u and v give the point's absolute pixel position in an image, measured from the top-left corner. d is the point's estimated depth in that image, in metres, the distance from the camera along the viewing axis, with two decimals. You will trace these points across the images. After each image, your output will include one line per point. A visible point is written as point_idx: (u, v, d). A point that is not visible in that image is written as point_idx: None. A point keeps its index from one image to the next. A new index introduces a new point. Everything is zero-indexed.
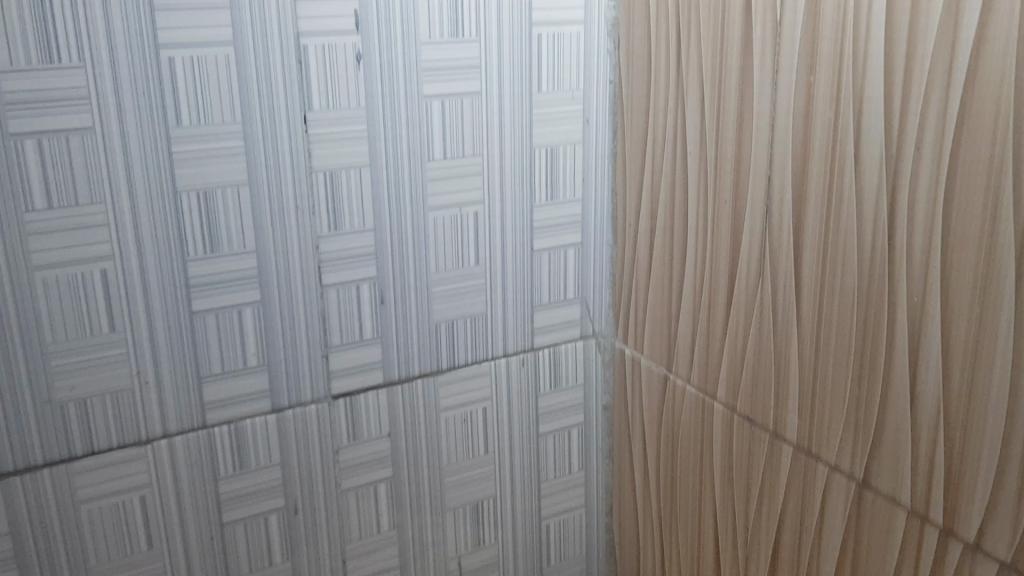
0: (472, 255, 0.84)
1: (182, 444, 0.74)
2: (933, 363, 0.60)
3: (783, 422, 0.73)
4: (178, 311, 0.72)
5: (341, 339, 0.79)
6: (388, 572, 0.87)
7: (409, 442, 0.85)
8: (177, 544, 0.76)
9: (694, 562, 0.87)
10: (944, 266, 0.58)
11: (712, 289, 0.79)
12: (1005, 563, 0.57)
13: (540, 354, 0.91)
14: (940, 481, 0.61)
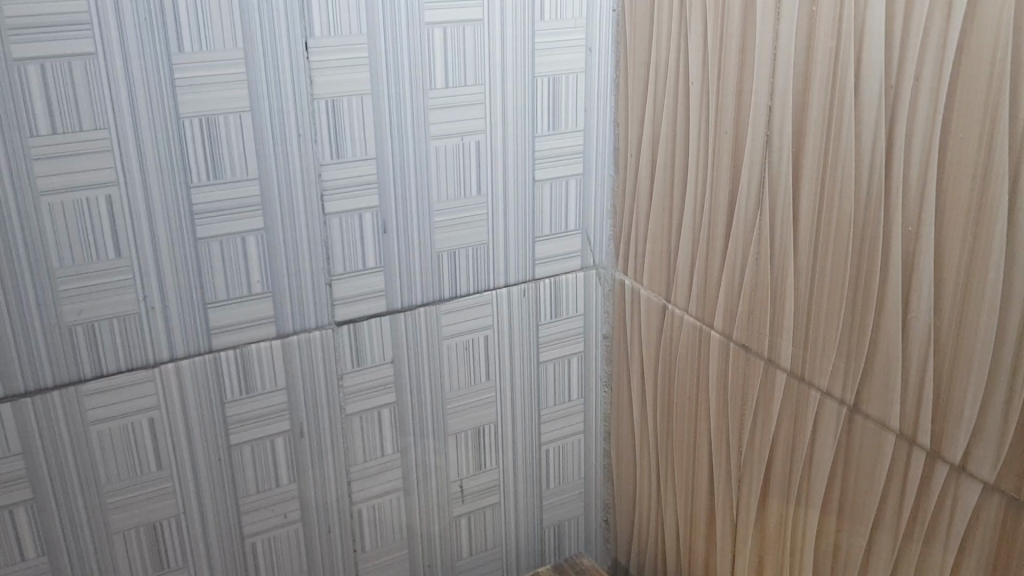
0: (473, 185, 0.85)
1: (189, 368, 0.76)
2: (926, 291, 0.61)
3: (778, 349, 0.75)
4: (183, 238, 0.73)
5: (345, 267, 0.80)
6: (391, 494, 0.90)
7: (411, 368, 0.87)
8: (186, 464, 0.79)
9: (689, 486, 0.90)
10: (939, 196, 0.58)
11: (711, 220, 0.79)
12: (989, 485, 0.59)
13: (541, 284, 0.92)
14: (929, 406, 0.62)
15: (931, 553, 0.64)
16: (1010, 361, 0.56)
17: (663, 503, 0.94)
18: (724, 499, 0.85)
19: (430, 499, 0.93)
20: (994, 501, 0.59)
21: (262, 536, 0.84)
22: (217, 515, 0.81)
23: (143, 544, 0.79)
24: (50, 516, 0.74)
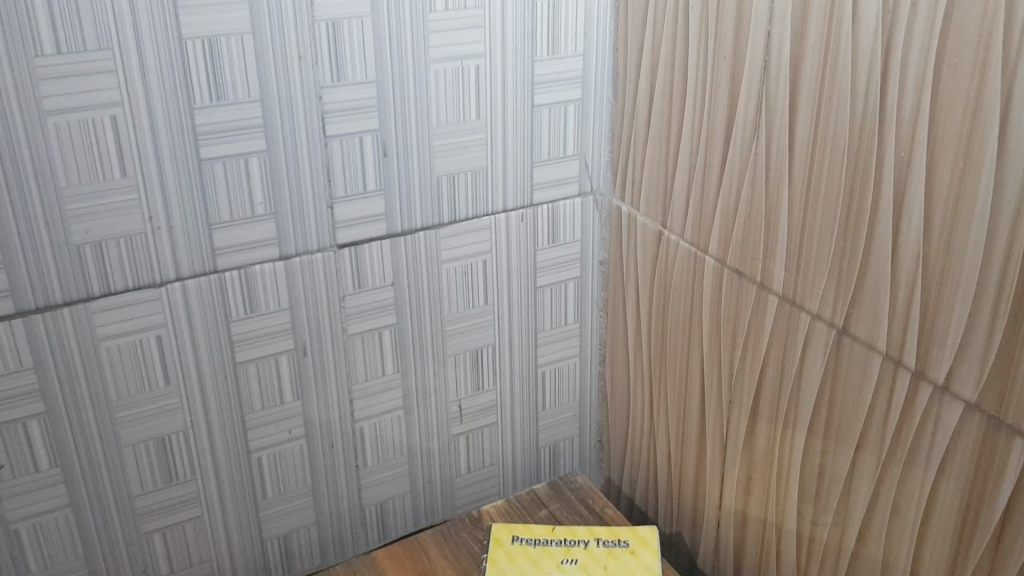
0: (473, 110, 0.85)
1: (195, 287, 0.78)
2: (916, 216, 0.62)
3: (770, 274, 0.76)
4: (187, 159, 0.74)
5: (346, 190, 0.82)
6: (392, 412, 0.93)
7: (411, 291, 0.89)
8: (193, 381, 0.81)
9: (681, 407, 0.92)
10: (932, 123, 0.59)
11: (708, 147, 0.80)
12: (969, 404, 0.61)
13: (539, 209, 0.93)
14: (915, 328, 0.64)
15: (913, 469, 0.67)
16: (995, 285, 0.58)
17: (656, 423, 0.97)
18: (714, 420, 0.88)
19: (429, 419, 0.96)
20: (974, 419, 0.61)
21: (268, 451, 0.87)
22: (224, 430, 0.84)
23: (152, 457, 0.82)
24: (62, 429, 0.77)
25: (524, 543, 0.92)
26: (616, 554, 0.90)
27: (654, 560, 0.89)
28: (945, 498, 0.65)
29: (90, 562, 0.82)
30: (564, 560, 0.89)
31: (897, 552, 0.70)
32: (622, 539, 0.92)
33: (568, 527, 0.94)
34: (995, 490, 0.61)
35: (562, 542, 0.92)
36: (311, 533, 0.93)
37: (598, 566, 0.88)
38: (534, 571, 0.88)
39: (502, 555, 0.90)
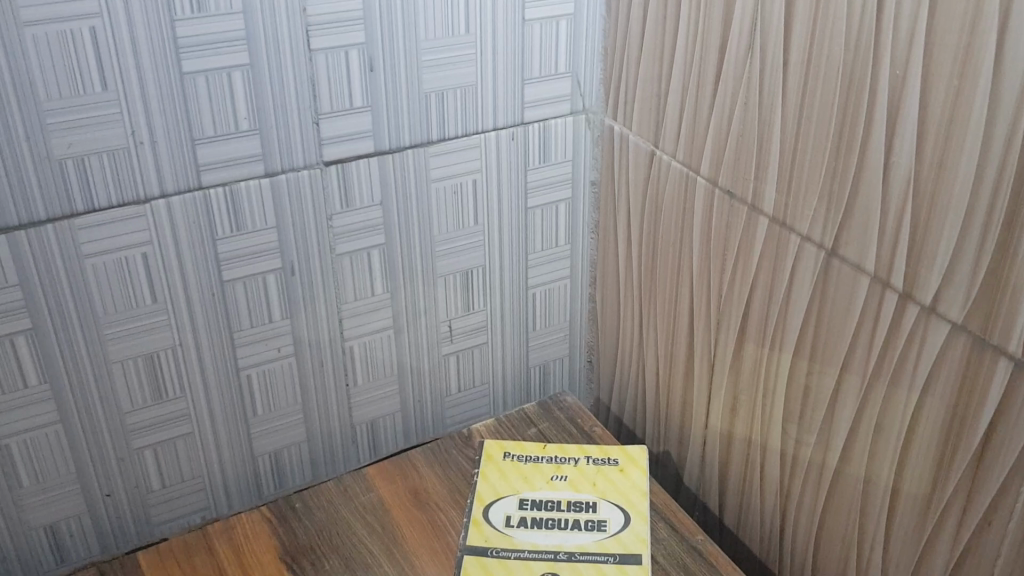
0: (462, 24, 0.83)
1: (180, 204, 0.77)
2: (909, 136, 0.61)
3: (761, 195, 0.75)
4: (168, 73, 0.72)
5: (332, 107, 0.80)
6: (382, 332, 0.93)
7: (400, 210, 0.88)
8: (180, 299, 0.81)
9: (670, 327, 0.93)
10: (928, 38, 0.58)
11: (702, 65, 0.79)
12: (956, 324, 0.61)
13: (530, 128, 0.92)
14: (903, 249, 0.63)
15: (897, 389, 0.67)
16: (985, 204, 0.57)
17: (645, 344, 0.97)
18: (703, 340, 0.88)
19: (419, 338, 0.96)
20: (960, 339, 0.61)
21: (257, 369, 0.87)
22: (212, 348, 0.84)
23: (141, 374, 0.82)
24: (50, 345, 0.77)
25: (516, 460, 0.92)
26: (604, 472, 0.90)
27: (642, 478, 0.90)
28: (928, 418, 0.65)
29: (82, 475, 0.83)
30: (554, 476, 0.90)
31: (879, 471, 0.71)
32: (611, 457, 0.92)
33: (559, 444, 0.94)
34: (977, 410, 0.61)
35: (554, 459, 0.92)
36: (302, 450, 0.94)
37: (586, 482, 0.89)
38: (524, 486, 0.89)
39: (494, 471, 0.91)
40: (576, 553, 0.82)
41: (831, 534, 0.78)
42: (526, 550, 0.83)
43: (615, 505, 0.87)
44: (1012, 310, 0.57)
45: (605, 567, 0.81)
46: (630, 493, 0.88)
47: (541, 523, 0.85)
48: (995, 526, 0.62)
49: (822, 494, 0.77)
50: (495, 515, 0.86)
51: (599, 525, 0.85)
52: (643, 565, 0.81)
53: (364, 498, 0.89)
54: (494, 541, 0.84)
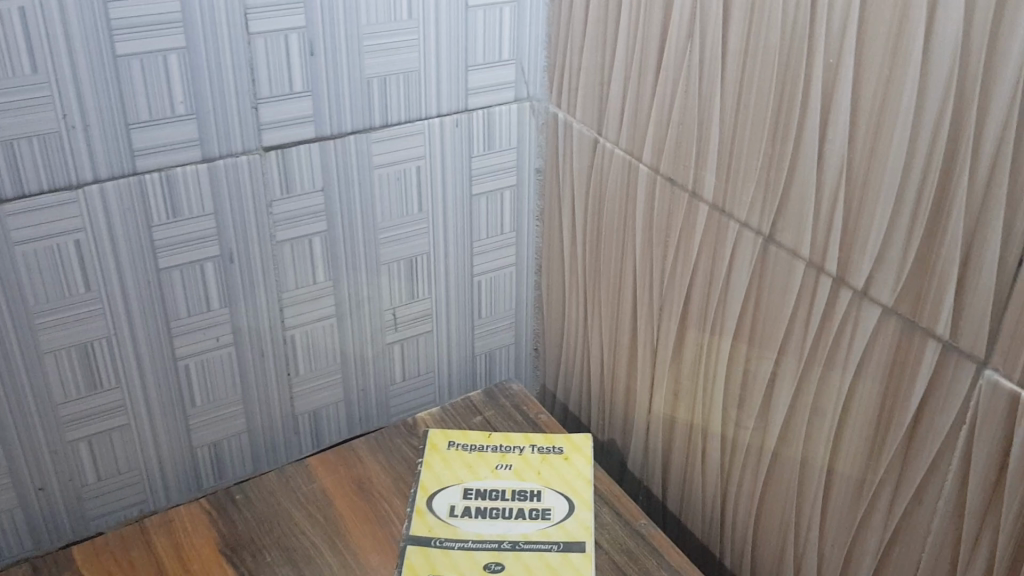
0: (404, 8, 0.82)
1: (114, 190, 0.75)
2: (843, 122, 0.62)
3: (701, 182, 0.76)
4: (101, 56, 0.71)
5: (271, 91, 0.79)
6: (325, 320, 0.92)
7: (342, 197, 0.87)
8: (115, 287, 0.79)
9: (614, 314, 0.93)
10: (860, 25, 0.59)
11: (644, 52, 0.79)
12: (887, 308, 0.62)
13: (474, 115, 0.91)
14: (837, 235, 0.64)
15: (831, 372, 0.68)
16: (914, 191, 0.58)
17: (590, 331, 0.98)
18: (646, 327, 0.88)
19: (363, 327, 0.95)
20: (891, 323, 0.62)
21: (195, 359, 0.86)
22: (148, 337, 0.83)
23: (75, 364, 0.80)
24: None
25: (461, 450, 0.92)
26: (549, 461, 0.91)
27: (586, 467, 0.90)
28: (861, 401, 0.66)
29: (13, 468, 0.81)
30: (499, 465, 0.90)
31: (814, 453, 0.72)
32: (556, 446, 0.93)
33: (505, 434, 0.94)
34: (907, 394, 0.62)
35: (499, 449, 0.92)
36: (243, 440, 0.93)
37: (531, 471, 0.89)
38: (469, 475, 0.89)
39: (439, 461, 0.91)
40: (520, 542, 0.82)
41: (770, 516, 0.79)
42: (470, 539, 0.82)
43: (559, 494, 0.87)
44: (940, 294, 0.58)
45: (549, 555, 0.81)
46: (574, 481, 0.89)
47: (485, 512, 0.85)
48: (924, 507, 0.63)
49: (761, 478, 0.78)
50: (439, 505, 0.86)
51: (543, 514, 0.85)
52: (586, 552, 0.81)
53: (306, 489, 0.89)
54: (438, 531, 0.83)
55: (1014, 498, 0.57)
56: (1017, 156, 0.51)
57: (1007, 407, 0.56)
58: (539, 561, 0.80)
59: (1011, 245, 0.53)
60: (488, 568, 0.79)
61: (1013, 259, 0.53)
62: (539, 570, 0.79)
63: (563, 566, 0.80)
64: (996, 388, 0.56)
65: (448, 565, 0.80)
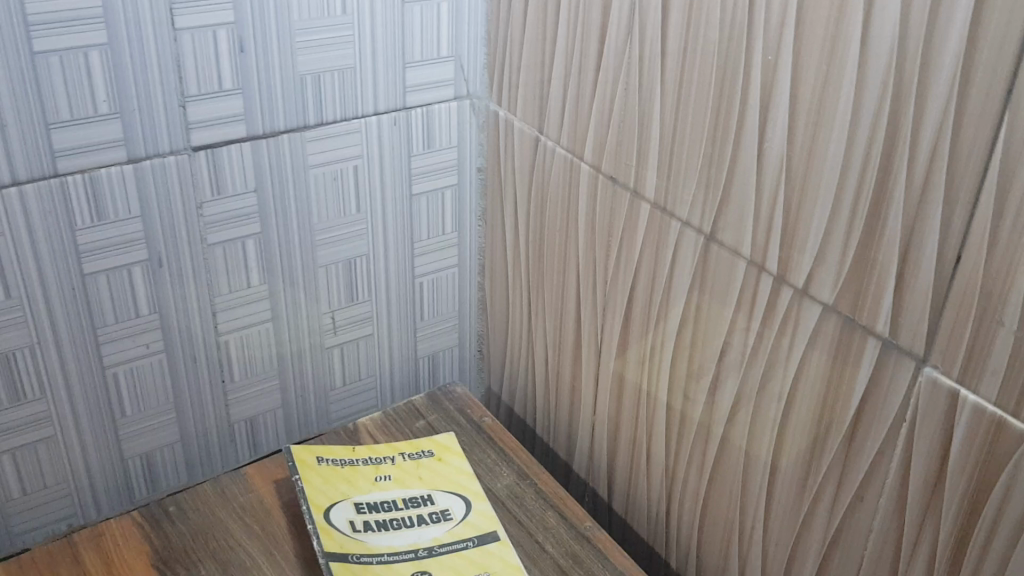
0: (338, 4, 0.80)
1: (34, 193, 0.72)
2: (781, 119, 0.61)
3: (642, 181, 0.75)
4: (17, 52, 0.67)
5: (199, 89, 0.76)
6: (260, 325, 0.89)
7: (277, 198, 0.84)
8: (37, 294, 0.75)
9: (558, 315, 0.92)
10: (798, 22, 0.58)
11: (583, 49, 0.78)
12: (827, 307, 0.61)
13: (412, 113, 0.89)
14: (778, 233, 0.64)
15: (773, 371, 0.67)
16: (853, 189, 0.57)
17: (534, 331, 0.96)
18: (590, 327, 0.87)
19: (300, 331, 0.92)
20: (831, 322, 0.61)
21: (124, 367, 0.83)
22: (74, 346, 0.79)
23: None
24: None
25: (334, 464, 0.87)
26: (425, 465, 0.88)
27: (463, 463, 0.89)
28: (803, 401, 0.66)
29: None
30: (378, 477, 0.86)
31: (758, 453, 0.71)
32: (424, 451, 0.90)
33: (367, 447, 0.89)
34: (848, 393, 0.62)
35: (369, 462, 0.88)
36: (176, 450, 0.90)
37: (413, 479, 0.86)
38: (353, 490, 0.84)
39: (316, 475, 0.85)
40: (435, 546, 0.79)
41: (714, 517, 0.78)
42: (384, 553, 0.78)
43: (449, 493, 0.85)
44: (879, 293, 0.57)
45: (468, 553, 0.79)
46: (461, 480, 0.87)
47: (385, 526, 0.81)
48: (866, 506, 0.63)
49: (706, 478, 0.78)
50: (337, 523, 0.80)
51: (443, 515, 0.83)
52: (500, 540, 0.81)
53: (242, 499, 0.86)
54: (351, 547, 0.78)
55: (955, 495, 0.56)
56: (954, 152, 0.51)
57: (947, 404, 0.55)
58: (462, 561, 0.78)
59: (949, 241, 0.52)
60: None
61: (951, 255, 0.52)
62: (468, 571, 0.77)
63: (488, 559, 0.79)
64: (936, 385, 0.56)
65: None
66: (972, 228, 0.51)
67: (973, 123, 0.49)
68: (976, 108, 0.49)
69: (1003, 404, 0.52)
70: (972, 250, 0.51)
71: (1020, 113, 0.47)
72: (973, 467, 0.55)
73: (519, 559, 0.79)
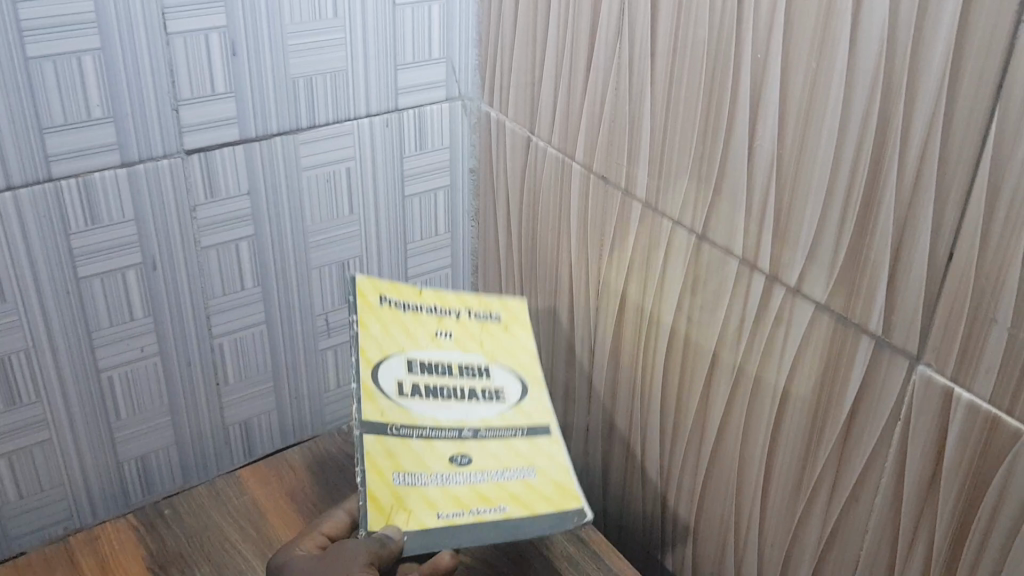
0: (329, 7, 0.80)
1: (28, 198, 0.72)
2: (771, 118, 0.62)
3: (634, 181, 0.76)
4: (10, 57, 0.67)
5: (192, 92, 0.76)
6: (254, 328, 0.89)
7: (270, 201, 0.85)
8: (32, 299, 0.75)
9: (551, 314, 0.92)
10: (787, 22, 0.59)
11: (573, 50, 0.78)
12: (820, 305, 0.62)
13: (404, 115, 0.90)
14: (770, 232, 0.64)
15: (767, 370, 0.68)
16: (844, 188, 0.58)
17: None
18: (583, 327, 0.88)
19: (295, 333, 0.93)
20: (824, 320, 0.62)
21: (119, 370, 0.83)
22: (70, 350, 0.79)
23: None
24: None
25: (395, 307, 0.78)
26: (490, 330, 0.81)
27: (531, 338, 0.82)
28: (797, 398, 0.66)
29: None
30: (439, 333, 0.78)
31: (752, 451, 0.72)
32: (493, 312, 0.83)
33: (437, 291, 0.82)
34: (841, 390, 0.62)
35: (434, 311, 0.80)
36: (171, 453, 0.90)
37: (473, 343, 0.79)
38: (411, 343, 0.76)
39: (372, 319, 0.76)
40: (481, 429, 0.72)
41: (710, 515, 0.78)
42: (429, 427, 0.71)
43: (508, 369, 0.78)
44: (871, 291, 0.58)
45: (516, 443, 0.73)
46: (521, 354, 0.80)
47: (433, 392, 0.74)
48: (861, 503, 0.63)
49: (701, 476, 0.78)
50: (385, 379, 0.72)
51: (496, 395, 0.76)
52: (553, 436, 0.75)
53: (238, 502, 0.86)
54: (392, 417, 0.70)
55: (950, 492, 0.57)
56: (944, 151, 0.51)
57: (941, 402, 0.56)
58: (509, 451, 0.72)
59: (941, 240, 0.53)
60: (454, 461, 0.69)
61: (943, 254, 0.53)
62: (514, 461, 0.71)
63: (537, 454, 0.72)
64: (930, 383, 0.56)
65: (411, 460, 0.68)
66: (963, 227, 0.51)
67: (963, 122, 0.50)
68: (965, 106, 0.50)
69: (998, 402, 0.53)
70: (964, 248, 0.52)
71: (1009, 112, 0.48)
72: (968, 464, 0.55)
73: (567, 458, 0.73)
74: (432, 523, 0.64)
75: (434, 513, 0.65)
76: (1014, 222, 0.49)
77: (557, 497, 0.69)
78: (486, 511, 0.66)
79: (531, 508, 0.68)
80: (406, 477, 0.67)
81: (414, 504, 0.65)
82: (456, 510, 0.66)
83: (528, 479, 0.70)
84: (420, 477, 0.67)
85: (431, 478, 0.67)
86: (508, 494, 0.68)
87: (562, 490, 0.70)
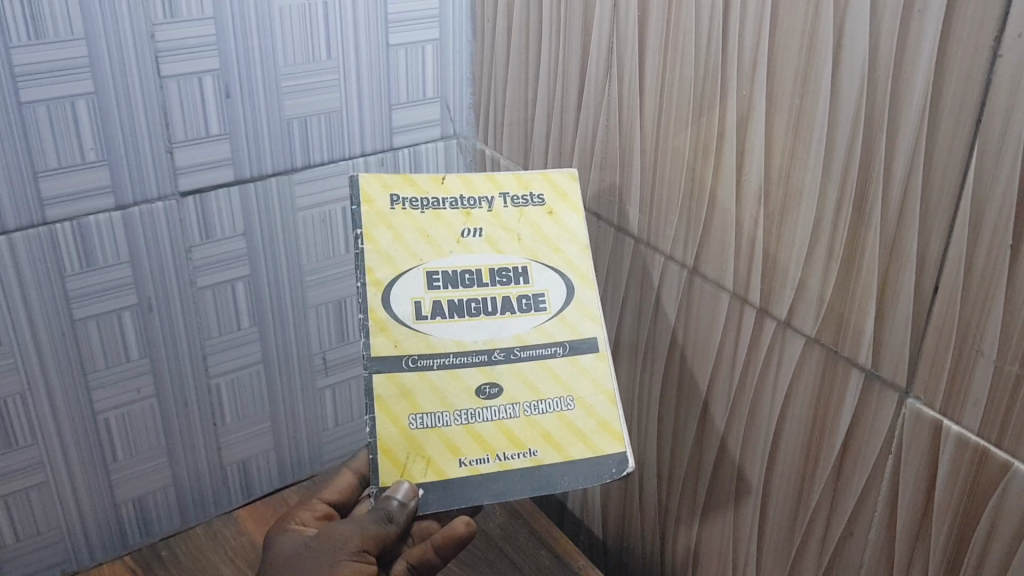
0: (322, 50, 0.81)
1: (22, 241, 0.72)
2: (758, 152, 0.62)
3: (626, 217, 0.76)
4: (4, 102, 0.68)
5: (186, 135, 0.77)
6: (251, 367, 0.90)
7: (264, 241, 0.85)
8: (28, 341, 0.76)
9: None
10: (770, 60, 0.59)
11: (565, 88, 0.79)
12: (810, 338, 0.61)
13: (399, 154, 0.91)
14: (759, 266, 0.64)
15: (760, 404, 0.67)
16: (829, 218, 0.58)
17: None
18: None
19: (292, 373, 0.93)
20: (815, 353, 0.61)
21: (115, 412, 0.83)
22: (66, 393, 0.79)
23: None
24: None
25: (409, 208, 0.67)
26: (528, 216, 0.69)
27: (578, 223, 0.70)
28: (790, 432, 0.65)
29: None
30: (464, 232, 0.67)
31: (748, 486, 0.71)
32: (534, 194, 0.70)
33: (462, 175, 0.70)
34: (834, 423, 0.61)
35: (460, 203, 0.68)
36: (169, 494, 0.90)
37: (509, 237, 0.68)
38: (429, 251, 0.66)
39: (381, 227, 0.66)
40: (515, 350, 0.65)
41: (709, 553, 0.77)
42: (450, 353, 0.64)
43: (550, 269, 0.68)
44: (860, 323, 0.57)
45: (554, 364, 0.66)
46: (567, 245, 0.69)
47: (462, 309, 0.65)
48: (856, 539, 0.62)
49: (698, 511, 0.77)
50: (400, 301, 0.65)
51: (535, 303, 0.66)
52: (601, 352, 0.66)
53: (235, 543, 0.86)
54: (409, 345, 0.64)
55: (942, 526, 0.56)
56: (926, 183, 0.51)
57: (930, 435, 0.55)
58: (545, 374, 0.65)
59: (926, 272, 0.52)
60: (483, 394, 0.64)
61: (928, 285, 0.52)
62: (549, 392, 0.65)
63: (579, 381, 0.66)
64: (919, 416, 0.55)
65: (431, 398, 0.64)
66: (947, 259, 0.51)
67: (944, 154, 0.50)
68: (945, 137, 0.49)
69: (987, 435, 0.52)
70: (949, 279, 0.51)
71: (988, 142, 0.48)
72: (958, 498, 0.54)
73: (616, 384, 0.66)
74: (453, 472, 0.62)
75: (457, 462, 0.63)
76: (996, 254, 0.48)
77: (595, 437, 0.64)
78: (514, 458, 0.63)
79: (566, 453, 0.63)
80: (425, 418, 0.63)
81: (434, 452, 0.63)
82: (479, 455, 0.63)
83: (564, 413, 0.65)
84: (441, 417, 0.63)
85: (454, 416, 0.63)
86: (540, 433, 0.64)
87: (604, 429, 0.64)
